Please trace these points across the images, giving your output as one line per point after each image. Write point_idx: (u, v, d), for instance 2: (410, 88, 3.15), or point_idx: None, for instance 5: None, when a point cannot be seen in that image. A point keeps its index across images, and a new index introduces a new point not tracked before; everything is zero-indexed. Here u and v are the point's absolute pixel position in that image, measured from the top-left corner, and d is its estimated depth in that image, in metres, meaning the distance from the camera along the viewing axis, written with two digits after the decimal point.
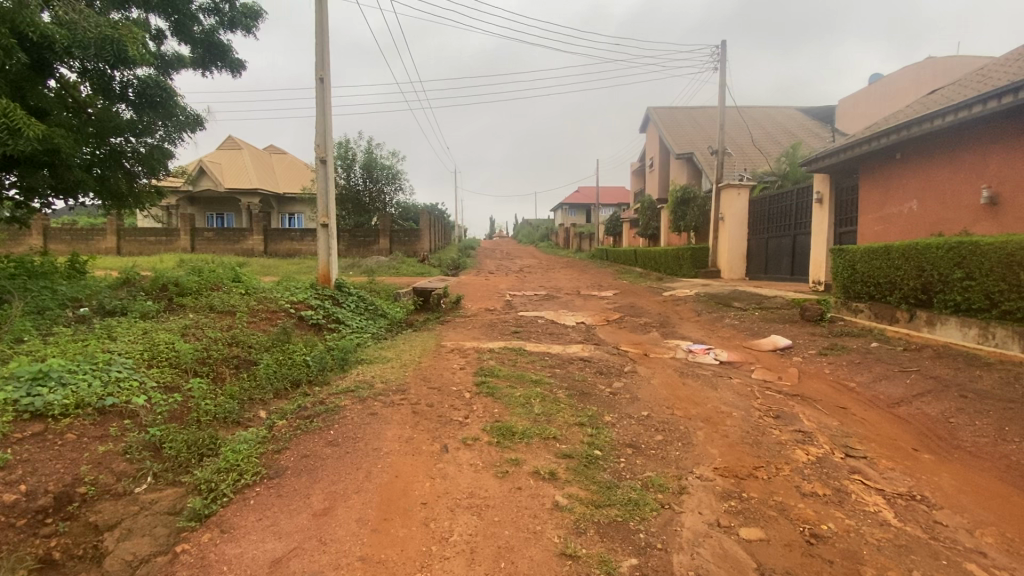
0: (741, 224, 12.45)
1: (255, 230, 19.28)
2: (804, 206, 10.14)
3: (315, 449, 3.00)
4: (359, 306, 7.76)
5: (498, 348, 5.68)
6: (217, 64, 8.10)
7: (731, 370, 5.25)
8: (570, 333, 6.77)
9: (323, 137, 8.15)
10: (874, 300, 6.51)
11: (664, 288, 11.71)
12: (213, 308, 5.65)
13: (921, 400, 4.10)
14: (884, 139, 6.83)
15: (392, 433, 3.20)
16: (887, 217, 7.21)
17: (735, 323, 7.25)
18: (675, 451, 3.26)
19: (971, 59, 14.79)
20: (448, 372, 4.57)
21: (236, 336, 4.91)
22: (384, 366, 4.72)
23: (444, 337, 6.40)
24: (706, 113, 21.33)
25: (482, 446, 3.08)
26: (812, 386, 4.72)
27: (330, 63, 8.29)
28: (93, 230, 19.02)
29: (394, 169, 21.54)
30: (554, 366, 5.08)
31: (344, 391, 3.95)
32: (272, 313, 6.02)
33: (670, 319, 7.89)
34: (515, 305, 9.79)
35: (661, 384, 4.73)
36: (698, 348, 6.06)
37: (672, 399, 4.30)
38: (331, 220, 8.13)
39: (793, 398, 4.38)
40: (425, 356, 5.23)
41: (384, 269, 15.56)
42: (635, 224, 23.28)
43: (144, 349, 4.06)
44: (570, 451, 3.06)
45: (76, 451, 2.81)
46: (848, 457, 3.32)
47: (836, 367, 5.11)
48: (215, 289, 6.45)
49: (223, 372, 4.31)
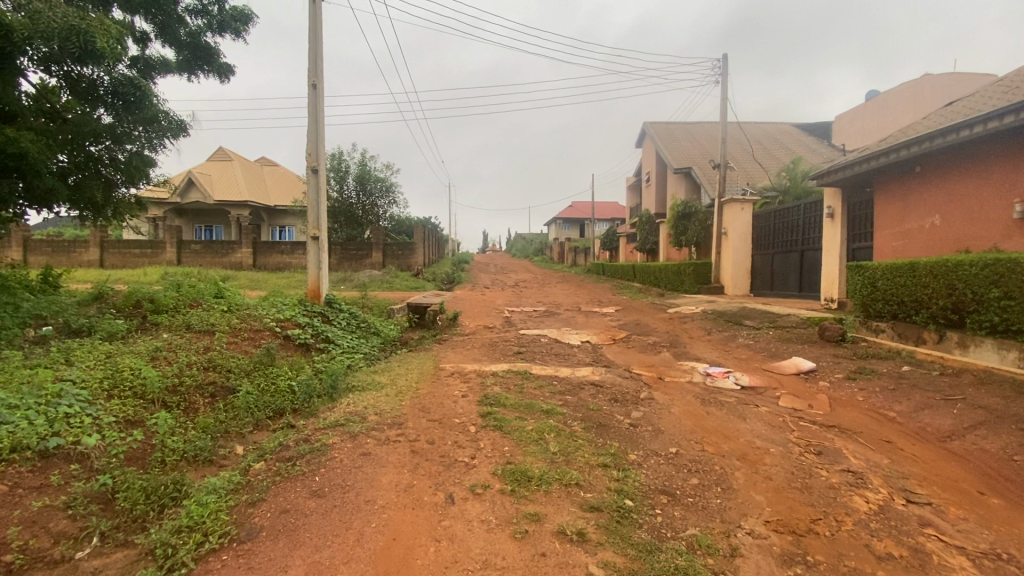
0: (745, 239, 12.11)
1: (244, 242, 18.80)
2: (812, 221, 9.81)
3: (297, 502, 2.52)
4: (350, 325, 7.29)
5: (501, 371, 5.24)
6: (204, 68, 7.69)
7: (755, 398, 4.82)
8: (577, 354, 6.33)
9: (314, 145, 7.73)
10: (898, 319, 6.16)
11: (667, 304, 11.32)
12: (190, 327, 5.16)
13: (975, 434, 3.71)
14: (903, 151, 6.53)
15: (386, 481, 2.74)
16: (906, 232, 6.90)
17: (750, 343, 6.86)
18: (715, 499, 2.83)
19: (967, 76, 14.82)
20: (448, 402, 4.10)
21: (213, 358, 4.45)
22: (377, 395, 4.24)
23: (442, 358, 5.93)
24: (703, 129, 21.20)
25: (494, 496, 2.63)
26: (848, 415, 4.31)
27: (323, 70, 7.92)
28: (75, 242, 18.42)
29: (388, 182, 21.14)
30: (564, 393, 4.62)
31: (332, 424, 3.48)
32: (256, 333, 5.53)
33: (680, 338, 7.48)
34: (514, 322, 9.34)
35: (683, 413, 4.30)
36: (715, 370, 5.64)
37: (699, 432, 3.86)
38: (322, 232, 7.67)
39: (830, 431, 3.97)
40: (423, 381, 4.75)
41: (377, 284, 15.08)
42: (631, 239, 22.99)
43: (103, 377, 3.57)
44: (597, 502, 2.61)
45: (5, 507, 2.32)
46: (912, 505, 2.90)
47: (869, 394, 4.71)
48: (194, 305, 5.96)
49: (195, 402, 3.84)
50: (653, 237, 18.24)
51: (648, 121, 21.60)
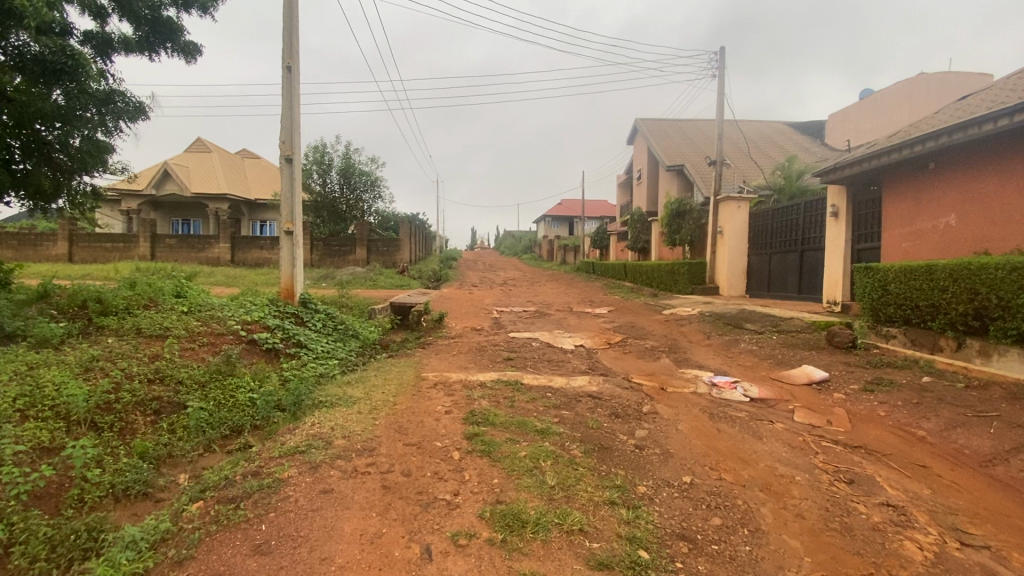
0: (741, 238, 11.72)
1: (222, 237, 18.07)
2: (812, 221, 9.44)
3: (233, 562, 2.02)
4: (326, 326, 6.75)
5: (489, 381, 4.75)
6: (167, 46, 7.08)
7: (767, 412, 4.40)
8: (571, 361, 5.86)
9: (289, 133, 7.16)
10: (911, 325, 5.81)
11: (661, 305, 10.92)
12: (141, 331, 4.62)
13: (1021, 458, 3.31)
14: (918, 146, 6.14)
15: (348, 530, 2.24)
16: (918, 232, 6.53)
17: (754, 348, 6.45)
18: (743, 546, 2.38)
19: (963, 76, 14.62)
20: (428, 420, 3.60)
21: (159, 368, 3.91)
22: (347, 412, 3.72)
23: (425, 365, 5.43)
24: (695, 126, 20.87)
25: (480, 549, 2.15)
26: (872, 434, 3.90)
27: (299, 52, 7.34)
28: (43, 236, 17.55)
29: (373, 175, 20.49)
30: (559, 407, 4.15)
31: (290, 451, 2.95)
32: (216, 337, 4.98)
33: (678, 343, 7.06)
34: (503, 323, 8.84)
35: (693, 432, 3.86)
36: (721, 380, 5.20)
37: (713, 456, 3.42)
38: (296, 227, 7.10)
39: (857, 453, 3.56)
40: (402, 394, 4.23)
41: (360, 281, 14.49)
42: (622, 237, 22.58)
43: (18, 396, 3.06)
44: (606, 557, 2.16)
45: None
46: (968, 549, 2.49)
47: (892, 409, 4.31)
48: (149, 306, 5.40)
49: (135, 421, 3.34)
50: (645, 235, 17.80)
51: (639, 119, 21.22)
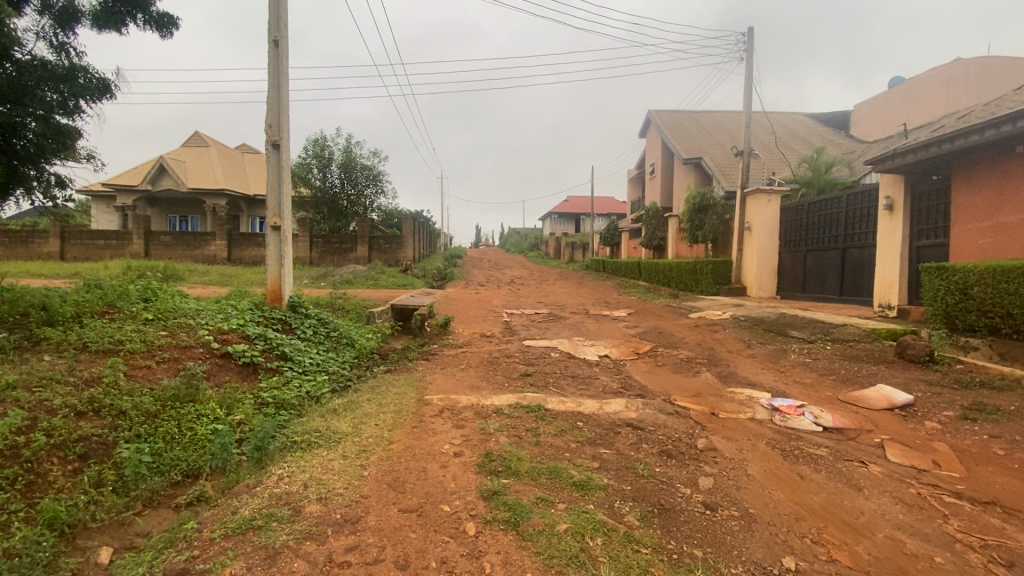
0: (771, 234, 10.80)
1: (218, 234, 17.33)
2: (856, 215, 8.55)
3: None
4: (317, 333, 5.94)
5: (507, 406, 3.92)
6: (137, 16, 6.28)
7: (852, 449, 3.54)
8: (599, 377, 5.02)
9: (275, 113, 6.33)
10: (999, 335, 4.93)
11: (687, 308, 10.04)
12: (87, 347, 3.83)
13: None
14: (1002, 127, 5.25)
15: None
16: (999, 228, 5.65)
17: (808, 362, 5.58)
18: None
19: (1004, 60, 13.66)
20: (433, 468, 2.77)
21: (95, 397, 3.10)
22: (328, 457, 2.89)
23: (428, 384, 4.58)
24: (712, 117, 19.94)
25: None
26: (1000, 482, 3.04)
27: (287, 25, 6.50)
28: (34, 232, 16.93)
29: (376, 170, 19.65)
30: (596, 444, 3.31)
31: (241, 527, 2.14)
32: (181, 351, 4.17)
33: (717, 353, 6.21)
34: (515, 329, 8.01)
35: (770, 479, 3.02)
36: (783, 403, 4.34)
37: (811, 522, 2.56)
38: (284, 221, 6.29)
39: (997, 514, 2.70)
40: (399, 428, 3.40)
41: (361, 281, 13.64)
42: (635, 234, 21.66)
43: None
44: None
45: None
46: None
47: (1011, 447, 3.44)
48: (106, 312, 4.60)
49: (48, 471, 2.55)
50: (661, 232, 16.91)
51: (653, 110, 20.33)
